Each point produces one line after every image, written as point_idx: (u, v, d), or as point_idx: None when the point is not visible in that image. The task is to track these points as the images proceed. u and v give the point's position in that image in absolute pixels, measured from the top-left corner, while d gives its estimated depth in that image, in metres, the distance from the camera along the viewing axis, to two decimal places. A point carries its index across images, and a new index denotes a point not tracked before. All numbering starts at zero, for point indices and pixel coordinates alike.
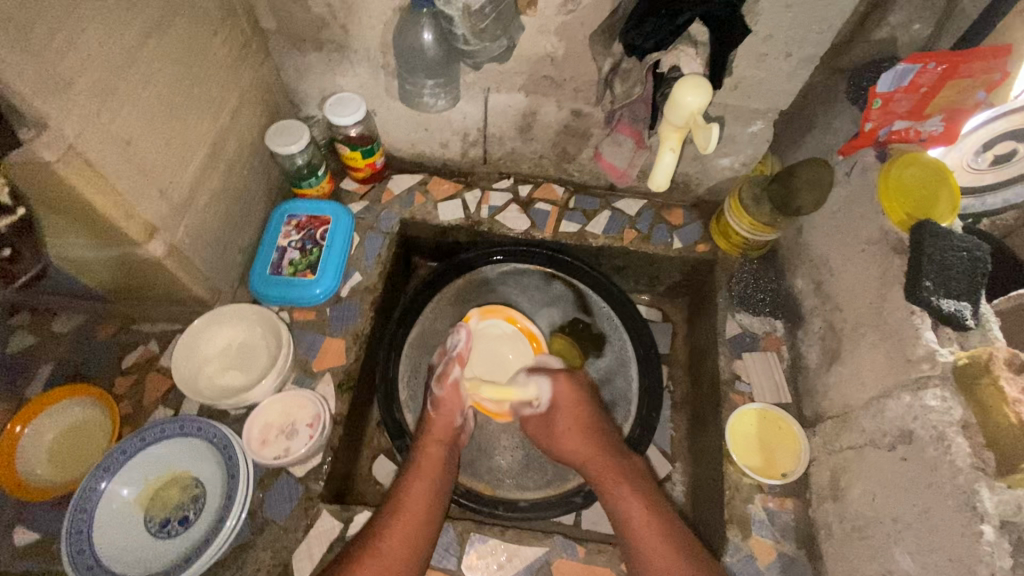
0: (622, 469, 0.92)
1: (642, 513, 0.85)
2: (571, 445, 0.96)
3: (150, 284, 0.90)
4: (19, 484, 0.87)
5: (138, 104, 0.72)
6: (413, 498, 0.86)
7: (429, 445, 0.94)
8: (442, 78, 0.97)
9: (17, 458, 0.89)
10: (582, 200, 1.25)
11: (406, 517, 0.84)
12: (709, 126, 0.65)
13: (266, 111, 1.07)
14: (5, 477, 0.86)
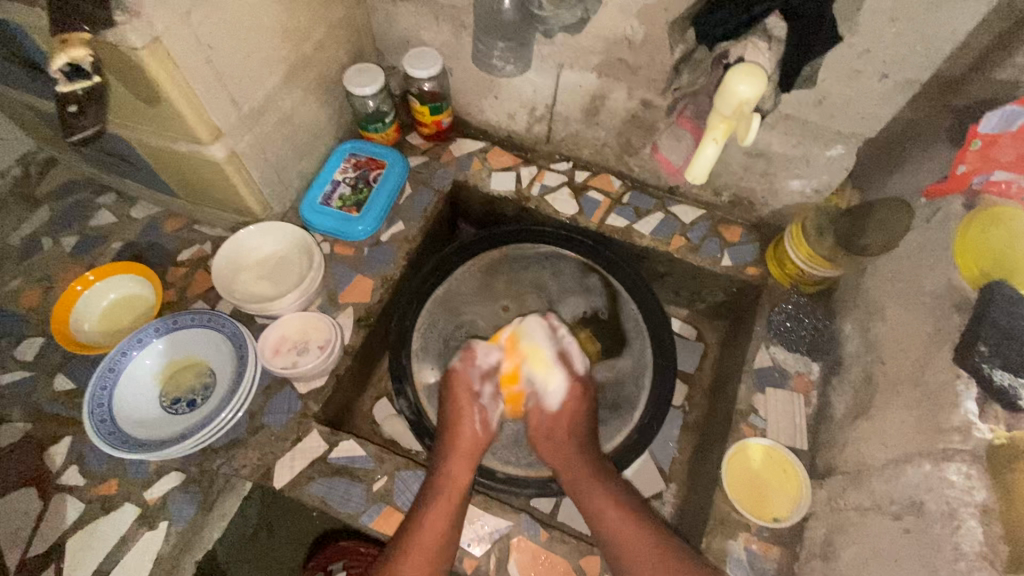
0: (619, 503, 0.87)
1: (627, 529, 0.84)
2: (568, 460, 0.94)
3: (213, 187, 0.99)
4: (68, 335, 0.98)
5: (229, 14, 0.79)
6: (433, 525, 0.81)
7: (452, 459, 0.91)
8: (513, 43, 0.98)
9: (73, 313, 1.00)
10: (637, 197, 1.22)
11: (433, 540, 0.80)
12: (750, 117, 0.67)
13: (351, 51, 1.12)
14: (60, 325, 0.98)
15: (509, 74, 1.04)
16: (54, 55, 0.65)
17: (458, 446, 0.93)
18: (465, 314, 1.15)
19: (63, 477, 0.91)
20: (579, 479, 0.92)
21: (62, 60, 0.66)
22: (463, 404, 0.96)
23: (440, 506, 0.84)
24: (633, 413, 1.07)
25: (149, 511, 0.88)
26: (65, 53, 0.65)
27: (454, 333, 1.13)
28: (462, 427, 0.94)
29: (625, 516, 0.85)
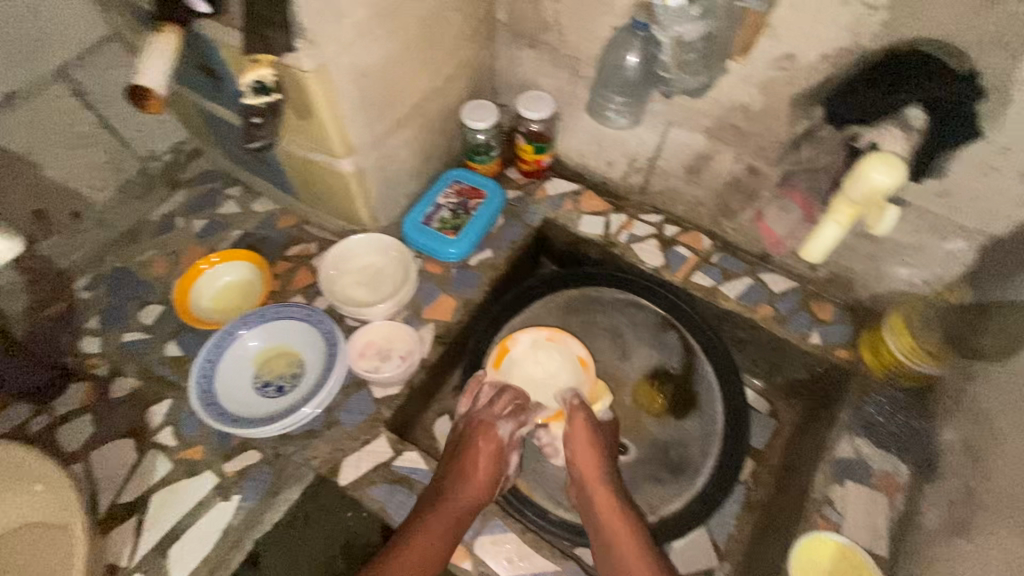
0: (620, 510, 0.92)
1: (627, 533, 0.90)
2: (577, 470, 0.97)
3: (331, 194, 1.08)
4: (188, 307, 1.10)
5: (382, 48, 0.87)
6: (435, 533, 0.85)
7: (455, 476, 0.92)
8: (631, 98, 1.00)
9: (195, 287, 1.12)
10: (726, 259, 1.20)
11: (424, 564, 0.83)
12: (885, 208, 0.65)
13: (471, 87, 1.20)
14: (182, 297, 1.09)
15: (620, 126, 1.06)
16: (246, 74, 0.76)
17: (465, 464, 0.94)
18: None
19: (159, 435, 1.00)
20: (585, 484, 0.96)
21: (251, 77, 0.76)
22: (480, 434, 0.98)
23: (437, 527, 0.86)
24: (697, 480, 1.03)
25: (226, 482, 0.95)
26: (252, 73, 0.76)
27: None
28: (474, 454, 0.95)
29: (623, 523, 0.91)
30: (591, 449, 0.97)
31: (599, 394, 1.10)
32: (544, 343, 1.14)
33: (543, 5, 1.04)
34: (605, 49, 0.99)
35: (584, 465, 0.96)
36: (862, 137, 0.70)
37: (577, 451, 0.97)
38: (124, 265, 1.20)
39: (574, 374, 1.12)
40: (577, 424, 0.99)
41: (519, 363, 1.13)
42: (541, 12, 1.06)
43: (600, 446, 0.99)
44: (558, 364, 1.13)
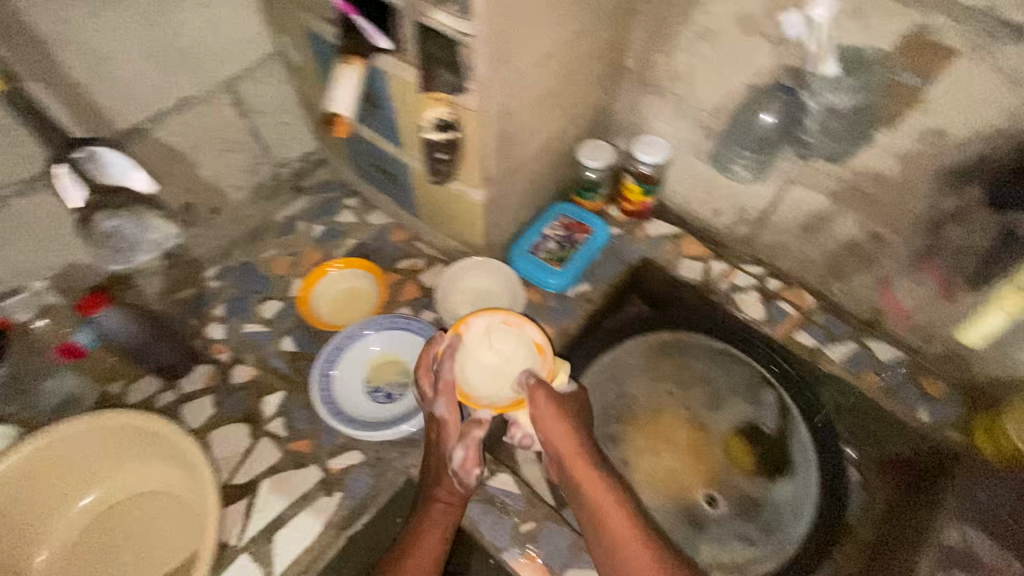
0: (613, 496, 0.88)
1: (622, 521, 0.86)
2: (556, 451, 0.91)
3: (451, 217, 1.14)
4: (308, 304, 1.20)
5: (531, 90, 0.93)
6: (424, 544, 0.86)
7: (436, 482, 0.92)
8: (756, 157, 1.03)
9: (319, 286, 1.21)
10: (830, 320, 1.18)
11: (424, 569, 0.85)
12: None
13: (589, 127, 1.24)
14: (304, 293, 1.20)
15: (744, 179, 1.08)
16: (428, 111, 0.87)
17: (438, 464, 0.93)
18: (629, 387, 1.18)
19: (272, 424, 1.07)
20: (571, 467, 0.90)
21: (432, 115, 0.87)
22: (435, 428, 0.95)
23: (427, 534, 0.87)
24: (786, 545, 1.02)
25: (330, 477, 1.01)
26: (433, 110, 0.86)
27: (614, 402, 1.16)
28: (447, 449, 0.93)
29: (617, 512, 0.87)
30: (559, 424, 0.91)
31: (557, 371, 0.98)
32: (498, 326, 0.99)
33: (677, 58, 1.07)
34: (739, 107, 1.01)
35: (557, 442, 0.91)
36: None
37: (553, 435, 0.90)
38: (248, 259, 1.29)
39: (530, 359, 0.98)
40: (544, 406, 0.91)
41: (471, 349, 0.98)
42: (673, 64, 1.09)
43: (569, 421, 0.92)
44: (517, 347, 0.99)
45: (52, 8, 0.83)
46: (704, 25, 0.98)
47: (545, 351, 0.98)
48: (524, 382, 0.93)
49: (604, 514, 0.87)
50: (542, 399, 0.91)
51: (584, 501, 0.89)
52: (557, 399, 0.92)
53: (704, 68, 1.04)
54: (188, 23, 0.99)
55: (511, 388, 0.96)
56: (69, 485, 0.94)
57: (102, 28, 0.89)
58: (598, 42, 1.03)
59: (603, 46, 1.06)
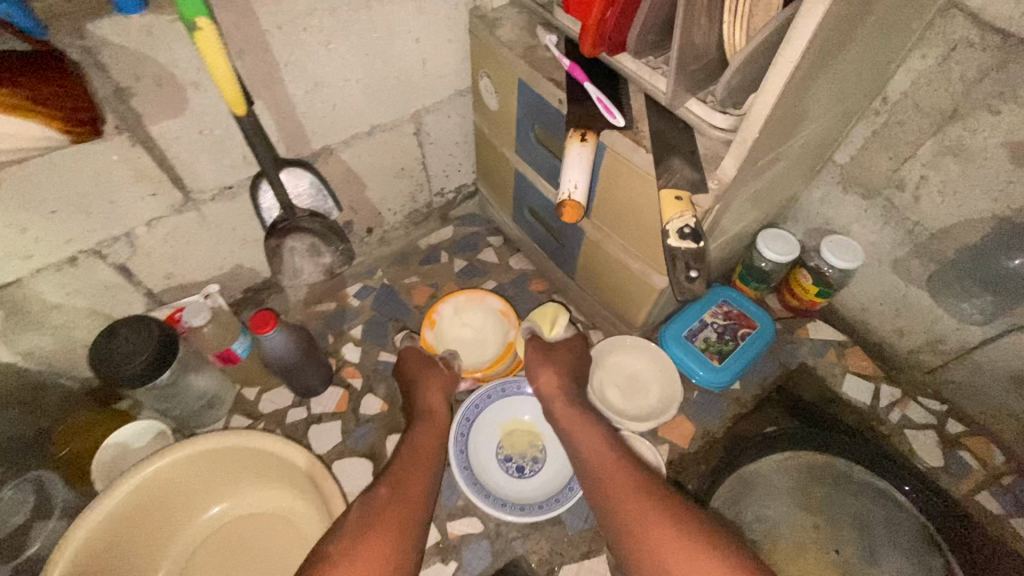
0: (608, 437, 0.87)
1: (615, 460, 0.83)
2: (541, 387, 0.97)
3: (611, 288, 1.07)
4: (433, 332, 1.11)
5: (751, 187, 0.85)
6: (419, 447, 0.88)
7: (424, 397, 0.97)
8: (999, 300, 0.92)
9: (445, 316, 1.12)
10: (1019, 485, 1.04)
11: (419, 466, 0.84)
12: None
13: (771, 215, 1.15)
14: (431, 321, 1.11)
15: (964, 317, 0.99)
16: (672, 216, 0.71)
17: (427, 382, 0.99)
18: (768, 509, 1.05)
19: None
20: (564, 412, 0.94)
21: (676, 221, 0.71)
22: (426, 364, 1.03)
23: (423, 437, 0.90)
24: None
25: (447, 543, 0.95)
26: (678, 215, 0.71)
27: (750, 522, 1.03)
28: (433, 381, 0.99)
29: (611, 452, 0.85)
30: (547, 365, 0.99)
31: (555, 316, 1.09)
32: (465, 306, 1.12)
33: (907, 167, 0.95)
34: (981, 245, 0.91)
35: (547, 382, 0.97)
36: None
37: (542, 376, 0.98)
38: (390, 283, 1.28)
39: (498, 325, 1.12)
40: (531, 352, 1.02)
41: (445, 329, 1.12)
42: (898, 172, 0.97)
43: (557, 364, 1.00)
44: (485, 319, 1.12)
45: (294, 38, 0.83)
46: (960, 143, 0.86)
47: (508, 315, 1.11)
48: (528, 344, 1.04)
49: (597, 453, 0.85)
50: (533, 346, 1.03)
51: (577, 448, 0.88)
52: (539, 346, 1.03)
53: (941, 187, 0.92)
54: (401, 56, 0.98)
55: (488, 351, 1.11)
56: (198, 496, 0.94)
57: (329, 55, 0.89)
58: (819, 138, 0.94)
59: (823, 139, 0.96)
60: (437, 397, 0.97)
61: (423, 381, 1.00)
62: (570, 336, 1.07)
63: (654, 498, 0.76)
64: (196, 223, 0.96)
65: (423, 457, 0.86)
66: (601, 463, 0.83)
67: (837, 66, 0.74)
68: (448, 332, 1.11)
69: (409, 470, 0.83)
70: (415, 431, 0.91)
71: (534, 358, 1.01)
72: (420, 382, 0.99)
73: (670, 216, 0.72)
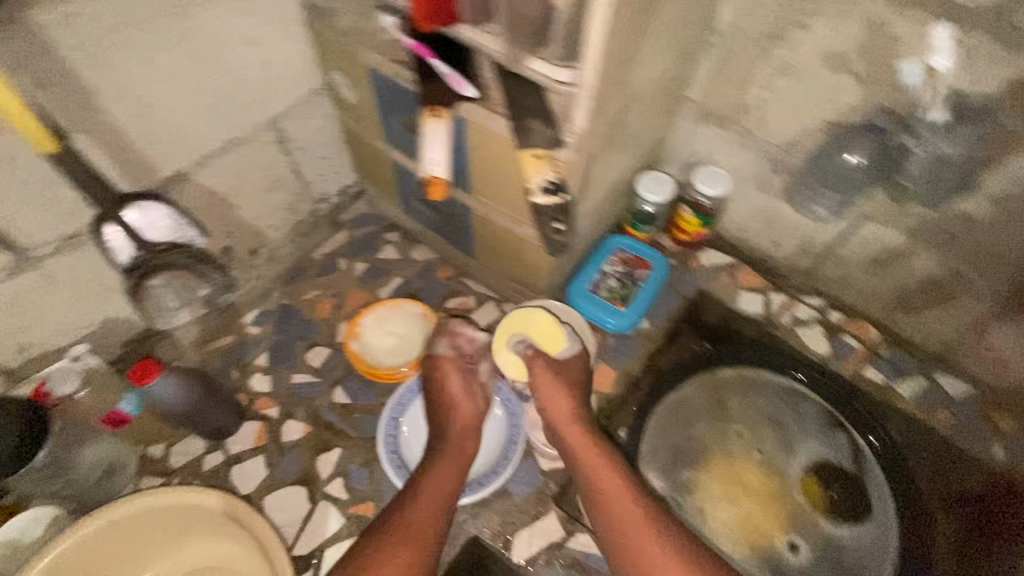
0: (619, 470, 0.90)
1: (622, 498, 0.87)
2: (550, 410, 0.96)
3: (510, 257, 1.09)
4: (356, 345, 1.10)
5: (611, 133, 0.88)
6: (438, 486, 0.89)
7: (451, 425, 0.96)
8: (846, 200, 1.02)
9: (365, 326, 1.12)
10: (895, 354, 1.16)
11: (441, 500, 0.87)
12: None
13: (646, 158, 1.20)
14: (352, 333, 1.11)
15: (820, 216, 1.09)
16: (535, 176, 0.80)
17: (458, 411, 0.98)
18: (696, 429, 1.15)
19: (330, 486, 1.01)
20: (574, 442, 0.94)
21: (540, 179, 0.80)
22: (439, 365, 1.01)
23: (439, 474, 0.90)
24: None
25: None
26: (538, 173, 0.80)
27: (683, 445, 1.14)
28: (461, 406, 0.98)
29: (620, 487, 0.88)
30: (557, 392, 0.97)
31: (552, 328, 1.03)
32: (386, 314, 1.13)
33: (750, 91, 1.03)
34: (822, 148, 0.99)
35: (558, 407, 0.96)
36: None
37: (557, 404, 0.96)
38: (290, 301, 1.22)
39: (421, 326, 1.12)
40: (542, 372, 0.98)
41: (368, 338, 1.12)
42: (744, 97, 1.04)
43: (560, 388, 0.97)
44: (406, 323, 1.12)
45: (99, 59, 0.75)
46: (786, 62, 0.94)
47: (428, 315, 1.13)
48: (535, 360, 0.99)
49: (608, 488, 0.88)
50: (542, 365, 0.99)
51: (591, 480, 0.90)
52: (554, 366, 1.00)
53: (779, 104, 1.00)
54: (239, 62, 0.92)
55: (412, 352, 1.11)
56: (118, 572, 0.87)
57: (152, 73, 0.81)
58: (668, 77, 0.99)
59: (674, 76, 1.01)
60: (456, 394, 0.98)
61: (440, 383, 1.00)
62: (579, 353, 1.02)
63: (666, 545, 0.82)
64: (40, 283, 0.86)
65: (440, 493, 0.88)
66: (613, 500, 0.87)
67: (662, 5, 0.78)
68: (371, 341, 1.11)
69: (422, 507, 0.86)
70: (433, 466, 0.91)
71: (549, 382, 0.97)
72: (431, 381, 1.00)
73: (532, 176, 0.81)
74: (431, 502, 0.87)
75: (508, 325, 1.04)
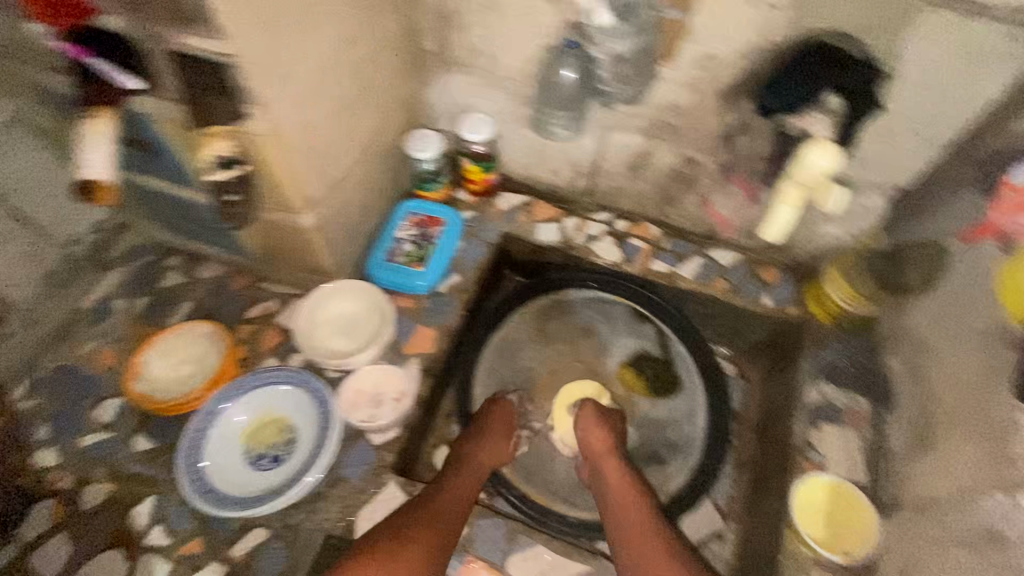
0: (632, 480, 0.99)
1: (629, 499, 0.96)
2: (587, 445, 1.06)
3: (290, 247, 1.05)
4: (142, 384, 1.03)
5: (325, 97, 0.86)
6: (448, 504, 0.92)
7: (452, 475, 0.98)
8: (574, 114, 1.07)
9: (150, 362, 1.05)
10: (677, 244, 1.28)
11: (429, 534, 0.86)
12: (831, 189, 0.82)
13: (409, 119, 1.21)
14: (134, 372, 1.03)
15: (565, 138, 1.13)
16: (204, 149, 0.79)
17: (485, 454, 1.04)
18: (523, 360, 1.24)
19: (149, 536, 0.94)
20: (598, 459, 1.04)
21: (210, 151, 0.79)
22: (490, 424, 1.08)
23: (450, 499, 0.93)
24: (693, 452, 1.15)
25: (236, 567, 0.91)
26: (209, 147, 0.78)
27: (513, 379, 1.22)
28: (480, 445, 1.05)
29: (630, 489, 0.98)
30: (603, 429, 1.07)
31: (599, 393, 1.22)
32: (172, 344, 1.07)
33: (471, 32, 1.06)
34: (540, 69, 1.04)
35: (595, 442, 1.06)
36: (795, 124, 0.82)
37: (595, 437, 1.07)
38: (65, 361, 1.09)
39: (213, 343, 1.08)
40: (587, 408, 1.11)
41: (157, 373, 1.05)
42: (469, 39, 1.08)
43: (604, 425, 1.08)
44: (197, 346, 1.08)
45: None
46: None
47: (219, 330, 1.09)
48: (584, 403, 1.12)
49: (616, 491, 0.99)
50: (590, 407, 1.11)
51: (605, 489, 1.00)
52: (602, 408, 1.11)
53: (498, 39, 1.05)
54: None
55: (208, 370, 1.05)
56: None
57: None
58: (384, 33, 0.99)
59: (392, 31, 1.02)
60: (493, 435, 1.06)
61: (478, 435, 1.06)
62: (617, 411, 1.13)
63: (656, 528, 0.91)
64: None
65: (447, 508, 0.91)
66: (624, 498, 0.97)
67: None
68: (161, 374, 1.05)
69: (426, 523, 0.88)
70: (437, 490, 0.94)
71: (589, 421, 1.08)
72: (487, 438, 1.06)
73: (205, 150, 0.79)
74: (435, 516, 0.89)
75: (564, 398, 1.21)
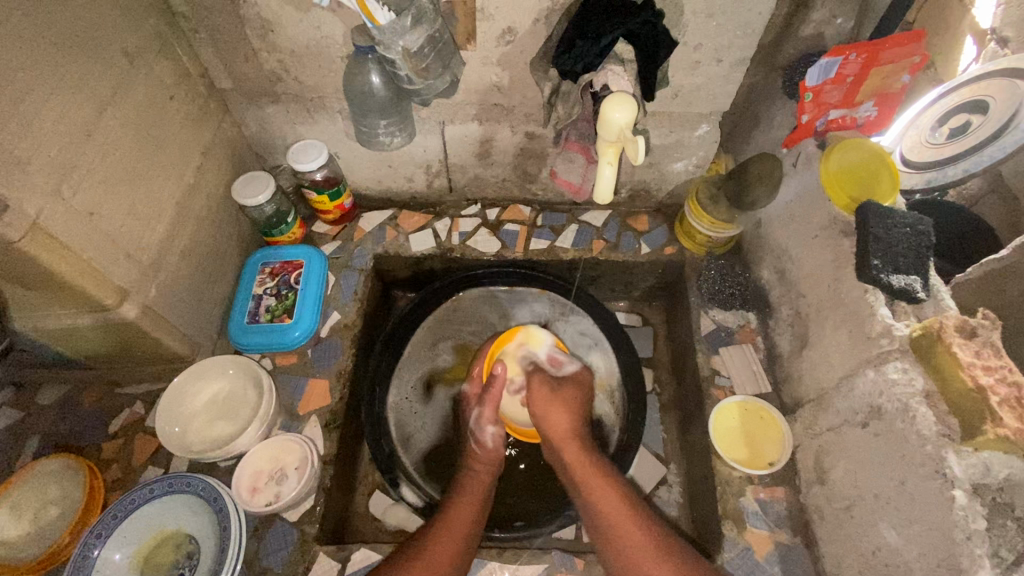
0: (597, 464, 0.91)
1: (598, 485, 0.88)
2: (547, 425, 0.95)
3: (131, 347, 0.92)
4: None
5: (99, 175, 0.76)
6: (458, 516, 0.88)
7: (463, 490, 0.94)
8: (394, 118, 1.02)
9: None
10: (550, 217, 1.27)
11: None
12: (635, 139, 0.76)
13: (230, 166, 1.10)
14: None
15: (397, 146, 1.08)
16: None
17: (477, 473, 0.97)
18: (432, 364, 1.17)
19: None
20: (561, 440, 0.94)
21: None
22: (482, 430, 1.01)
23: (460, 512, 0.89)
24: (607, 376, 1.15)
25: None
26: None
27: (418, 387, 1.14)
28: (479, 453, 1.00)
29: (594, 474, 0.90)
30: (558, 408, 0.96)
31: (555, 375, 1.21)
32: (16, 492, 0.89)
33: (263, 59, 0.98)
34: (344, 82, 0.99)
35: (555, 424, 0.95)
36: (595, 82, 0.80)
37: (553, 419, 0.95)
38: None
39: (73, 475, 0.92)
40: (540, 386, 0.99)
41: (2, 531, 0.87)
42: (264, 67, 0.99)
43: (563, 400, 0.97)
44: (53, 486, 0.91)
45: None
46: (262, 19, 0.90)
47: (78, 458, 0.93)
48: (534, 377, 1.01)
49: (583, 477, 0.90)
50: (540, 386, 0.99)
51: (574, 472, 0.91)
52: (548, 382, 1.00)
53: (294, 61, 0.97)
54: None
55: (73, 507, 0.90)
56: None
57: None
58: (158, 83, 0.88)
59: (169, 80, 0.91)
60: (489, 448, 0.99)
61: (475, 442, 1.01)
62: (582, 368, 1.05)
63: (634, 516, 0.84)
64: None
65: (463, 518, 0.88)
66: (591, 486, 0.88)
67: (32, 19, 0.66)
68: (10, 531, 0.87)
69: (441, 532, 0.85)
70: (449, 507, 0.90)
71: (544, 401, 0.97)
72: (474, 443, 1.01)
73: None
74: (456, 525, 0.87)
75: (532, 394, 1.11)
